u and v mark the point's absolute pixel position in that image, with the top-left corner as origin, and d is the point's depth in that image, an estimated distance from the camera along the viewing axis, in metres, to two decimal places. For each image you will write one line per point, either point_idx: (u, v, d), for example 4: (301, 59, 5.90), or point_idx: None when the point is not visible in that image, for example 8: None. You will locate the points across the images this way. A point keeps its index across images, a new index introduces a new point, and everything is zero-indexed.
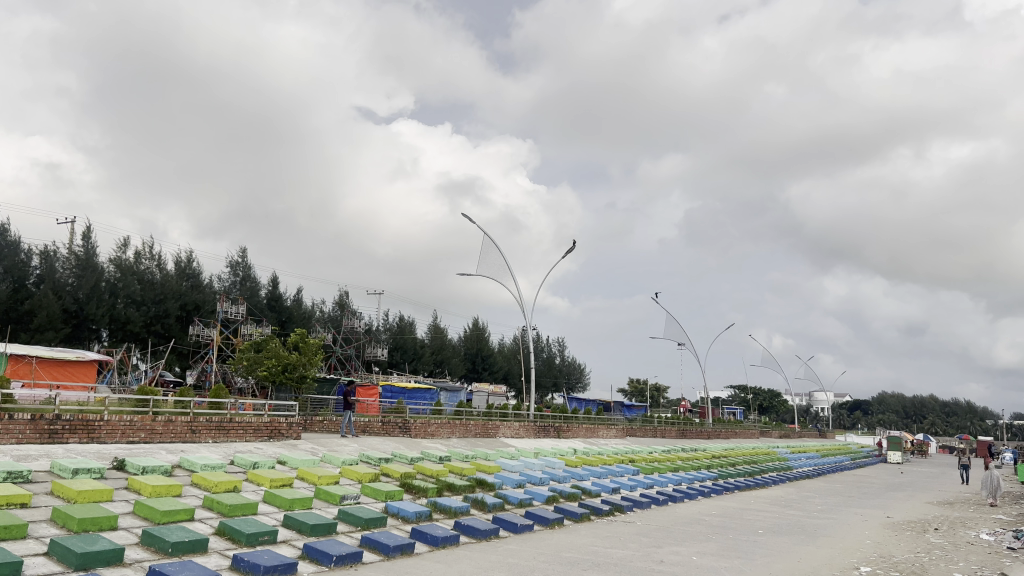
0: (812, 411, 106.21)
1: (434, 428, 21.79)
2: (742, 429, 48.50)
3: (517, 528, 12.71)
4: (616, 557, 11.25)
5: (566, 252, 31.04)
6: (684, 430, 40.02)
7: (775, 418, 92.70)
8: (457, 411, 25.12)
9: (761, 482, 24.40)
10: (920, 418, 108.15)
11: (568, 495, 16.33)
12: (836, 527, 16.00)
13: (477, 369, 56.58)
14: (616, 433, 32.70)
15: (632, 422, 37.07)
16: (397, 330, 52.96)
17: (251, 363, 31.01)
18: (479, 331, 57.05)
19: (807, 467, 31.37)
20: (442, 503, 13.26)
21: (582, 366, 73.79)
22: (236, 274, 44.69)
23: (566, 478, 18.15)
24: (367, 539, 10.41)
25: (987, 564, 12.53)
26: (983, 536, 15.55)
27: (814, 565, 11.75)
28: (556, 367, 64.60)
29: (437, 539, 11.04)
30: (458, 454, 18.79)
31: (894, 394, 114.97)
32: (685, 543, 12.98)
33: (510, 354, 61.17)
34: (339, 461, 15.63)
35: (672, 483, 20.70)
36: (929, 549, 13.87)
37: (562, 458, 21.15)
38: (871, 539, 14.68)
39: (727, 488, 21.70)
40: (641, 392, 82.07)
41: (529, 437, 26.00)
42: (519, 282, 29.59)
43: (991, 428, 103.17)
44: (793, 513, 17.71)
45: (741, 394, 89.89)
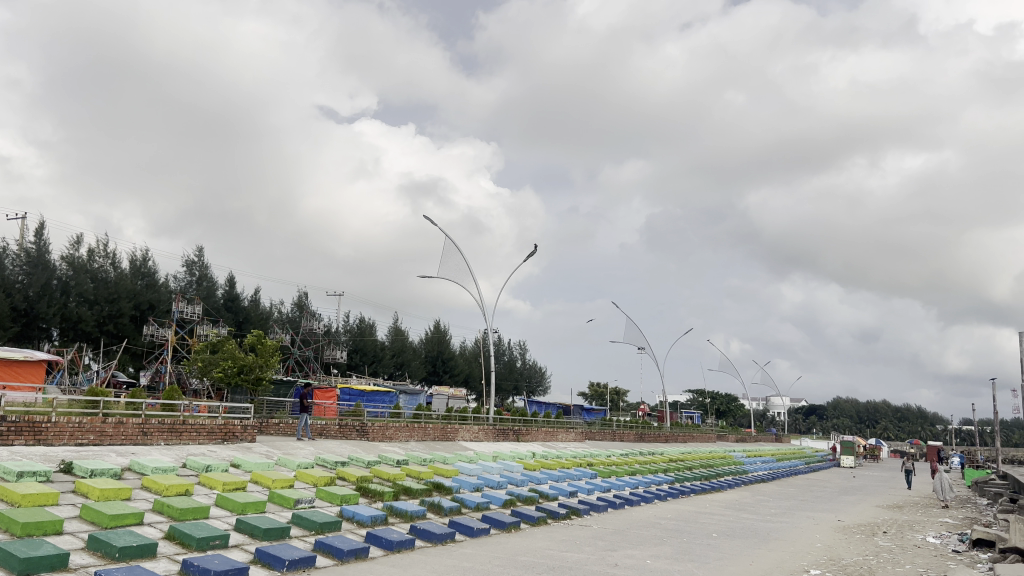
0: (768, 416, 107.86)
1: (392, 431, 21.63)
2: (699, 434, 49.01)
3: (472, 532, 12.66)
4: (571, 561, 11.28)
5: (528, 255, 31.20)
6: (642, 434, 40.33)
7: (732, 422, 93.97)
8: (416, 414, 24.99)
9: (717, 486, 24.66)
10: (873, 424, 110.53)
11: (526, 499, 16.33)
12: (787, 530, 16.24)
13: (437, 372, 56.43)
14: (575, 437, 32.81)
15: (591, 425, 37.24)
16: (357, 332, 52.56)
17: (206, 364, 30.51)
18: (440, 333, 56.91)
19: (762, 471, 31.81)
20: (398, 507, 13.17)
21: (543, 370, 74.02)
22: (192, 273, 43.88)
23: (524, 482, 18.14)
24: (320, 543, 10.30)
25: (933, 566, 12.82)
26: (928, 539, 15.91)
27: (766, 568, 11.91)
28: (518, 370, 64.77)
29: (392, 543, 10.97)
30: (415, 457, 18.68)
31: (848, 399, 117.14)
32: (640, 546, 13.08)
33: (471, 358, 61.09)
34: (294, 465, 15.44)
35: (629, 487, 20.83)
36: (877, 552, 14.15)
37: (521, 461, 21.17)
38: (822, 542, 14.94)
39: (683, 492, 21.88)
40: (602, 395, 82.72)
41: (489, 441, 25.91)
42: (480, 286, 29.77)
43: (941, 433, 105.72)
44: (746, 517, 17.92)
45: (700, 399, 90.94)
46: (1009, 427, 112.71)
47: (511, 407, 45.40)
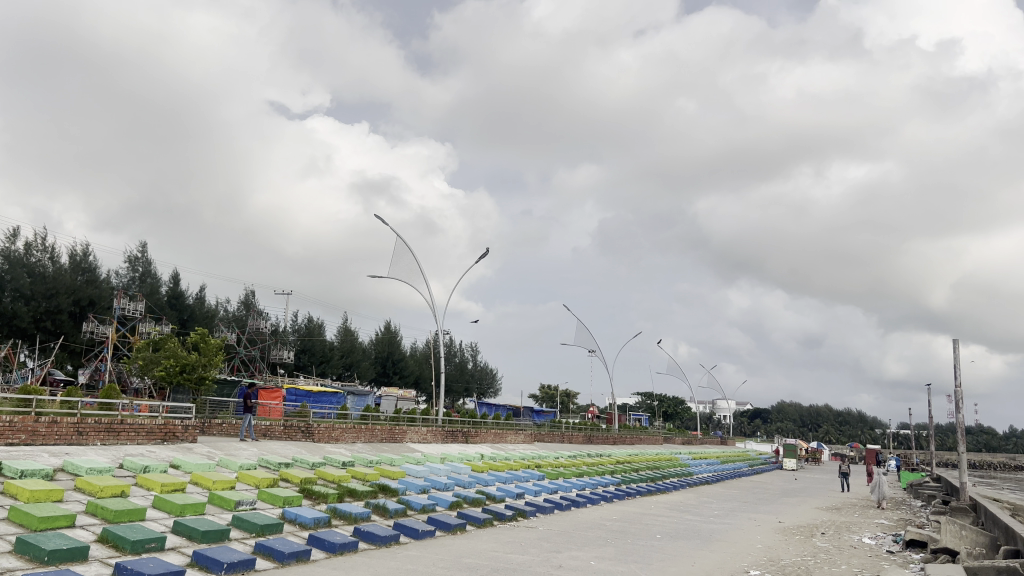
0: (714, 419, 109.56)
1: (339, 432, 21.42)
2: (646, 436, 49.55)
3: (417, 533, 12.58)
4: (516, 562, 11.30)
5: (480, 256, 31.23)
6: (590, 436, 40.61)
7: (679, 424, 95.24)
8: (363, 415, 24.80)
9: (662, 487, 24.97)
10: (815, 427, 113.18)
11: (473, 501, 16.33)
12: (729, 531, 16.53)
13: (387, 373, 56.04)
14: (524, 438, 32.88)
15: (540, 427, 37.38)
16: (305, 332, 51.90)
17: (148, 363, 29.81)
18: (390, 334, 56.54)
19: (707, 473, 32.32)
20: (342, 509, 13.01)
21: (494, 372, 74.07)
22: (135, 270, 42.80)
23: (472, 484, 18.15)
24: (260, 546, 10.11)
25: (869, 566, 13.18)
26: (864, 540, 16.35)
27: (707, 569, 12.08)
28: (468, 372, 64.72)
29: (334, 546, 10.82)
30: (362, 458, 18.54)
31: (792, 402, 119.66)
32: (585, 548, 13.18)
33: (421, 359, 60.81)
34: (236, 466, 15.19)
35: (576, 488, 21.00)
36: (815, 552, 14.50)
37: (469, 463, 21.17)
38: (762, 543, 15.23)
39: (629, 492, 22.13)
40: (552, 397, 83.20)
41: (437, 443, 25.77)
42: (431, 286, 29.65)
43: (879, 437, 108.71)
44: (690, 518, 18.18)
45: (647, 402, 91.96)
46: (942, 430, 116.50)
47: (459, 407, 49.99)
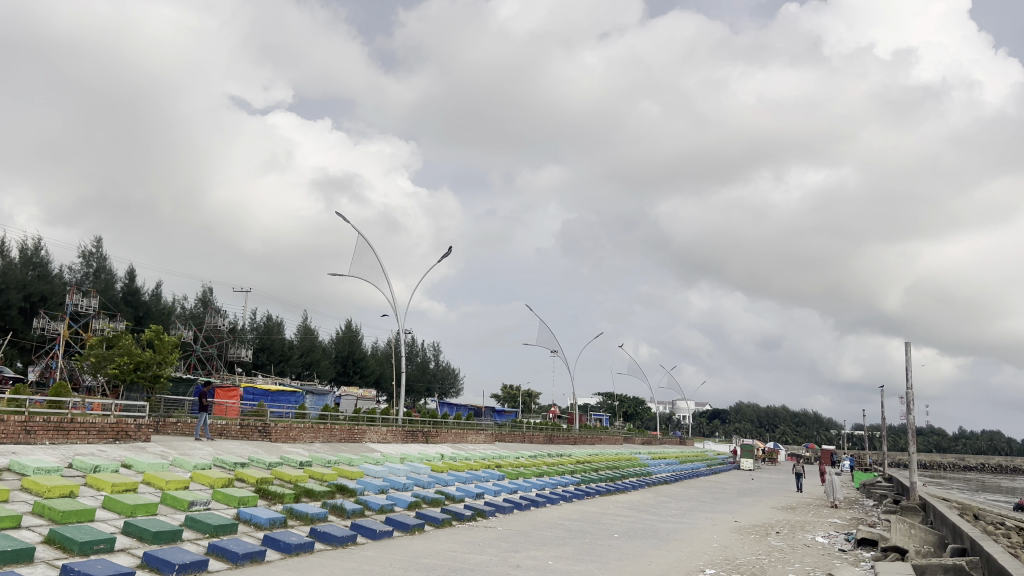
0: (674, 420, 110.69)
1: (296, 432, 21.18)
2: (607, 436, 49.83)
3: (374, 534, 12.48)
4: (473, 562, 11.27)
5: (443, 255, 31.07)
6: (551, 436, 40.75)
7: (640, 425, 96.06)
8: (322, 415, 24.59)
9: (621, 487, 25.14)
10: (772, 428, 114.98)
11: (432, 501, 16.26)
12: (686, 530, 16.67)
13: (347, 372, 55.58)
14: (485, 438, 32.83)
15: (501, 427, 37.37)
16: (264, 330, 51.32)
17: (100, 360, 29.23)
18: (351, 333, 56.15)
19: (666, 472, 32.60)
20: (298, 509, 12.86)
21: (456, 372, 73.94)
22: (89, 265, 41.94)
23: (431, 484, 18.05)
24: (214, 547, 9.95)
25: (820, 564, 13.39)
26: (817, 539, 16.60)
27: (663, 568, 12.15)
28: (430, 371, 64.55)
29: (290, 547, 10.68)
30: (319, 458, 18.33)
31: (750, 403, 121.29)
32: (542, 547, 13.18)
33: (382, 358, 60.47)
34: (190, 465, 14.93)
35: (536, 487, 21.02)
36: (769, 551, 14.70)
37: (428, 463, 21.05)
38: (718, 542, 15.38)
39: (589, 492, 22.22)
40: (514, 397, 83.28)
41: (397, 443, 25.59)
42: (392, 286, 29.05)
43: (834, 438, 110.76)
44: (647, 517, 18.30)
45: (608, 402, 92.64)
46: (894, 431, 119.10)
47: (419, 407, 49.74)
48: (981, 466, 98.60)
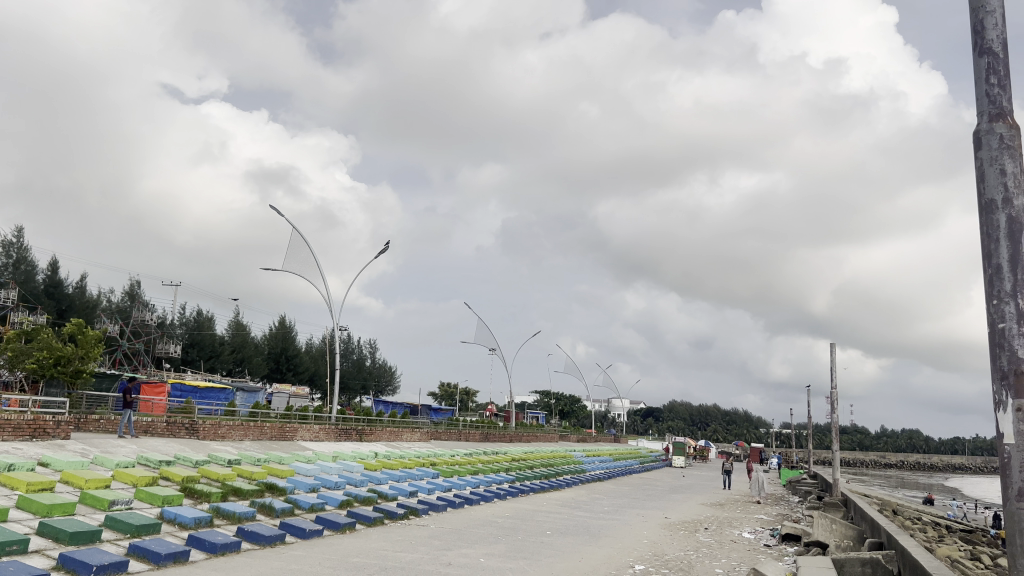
0: (610, 418, 112.11)
1: (225, 430, 20.72)
2: (542, 434, 50.14)
3: (304, 533, 12.29)
4: (405, 561, 11.20)
5: (380, 252, 30.77)
6: (487, 434, 40.77)
7: (577, 423, 96.93)
8: (252, 412, 24.11)
9: (555, 484, 25.27)
10: (704, 426, 117.46)
11: (364, 499, 16.08)
12: (617, 527, 16.87)
13: (280, 369, 54.64)
14: (420, 437, 32.64)
15: (436, 425, 37.20)
16: (193, 325, 50.01)
17: (18, 354, 28.12)
18: (285, 329, 55.21)
19: (599, 470, 32.94)
20: (225, 508, 12.56)
21: (393, 369, 73.39)
22: (8, 255, 40.23)
23: (363, 482, 17.84)
24: (134, 547, 9.66)
25: (745, 559, 13.73)
26: (743, 534, 16.99)
27: (593, 564, 12.25)
28: (366, 369, 63.91)
29: (215, 546, 10.43)
30: (248, 457, 17.94)
31: (683, 402, 123.65)
32: (474, 545, 13.18)
33: (317, 355, 59.56)
34: (112, 464, 14.45)
35: (470, 486, 20.97)
36: (697, 547, 15.01)
37: (361, 461, 20.82)
38: (648, 538, 15.62)
39: (523, 490, 22.28)
40: (451, 395, 83.10)
41: (330, 441, 25.26)
42: (328, 282, 28.88)
43: (763, 436, 113.78)
44: (580, 514, 18.48)
45: (545, 400, 93.26)
46: (821, 430, 122.92)
47: (355, 407, 43.65)
48: (898, 463, 102.55)
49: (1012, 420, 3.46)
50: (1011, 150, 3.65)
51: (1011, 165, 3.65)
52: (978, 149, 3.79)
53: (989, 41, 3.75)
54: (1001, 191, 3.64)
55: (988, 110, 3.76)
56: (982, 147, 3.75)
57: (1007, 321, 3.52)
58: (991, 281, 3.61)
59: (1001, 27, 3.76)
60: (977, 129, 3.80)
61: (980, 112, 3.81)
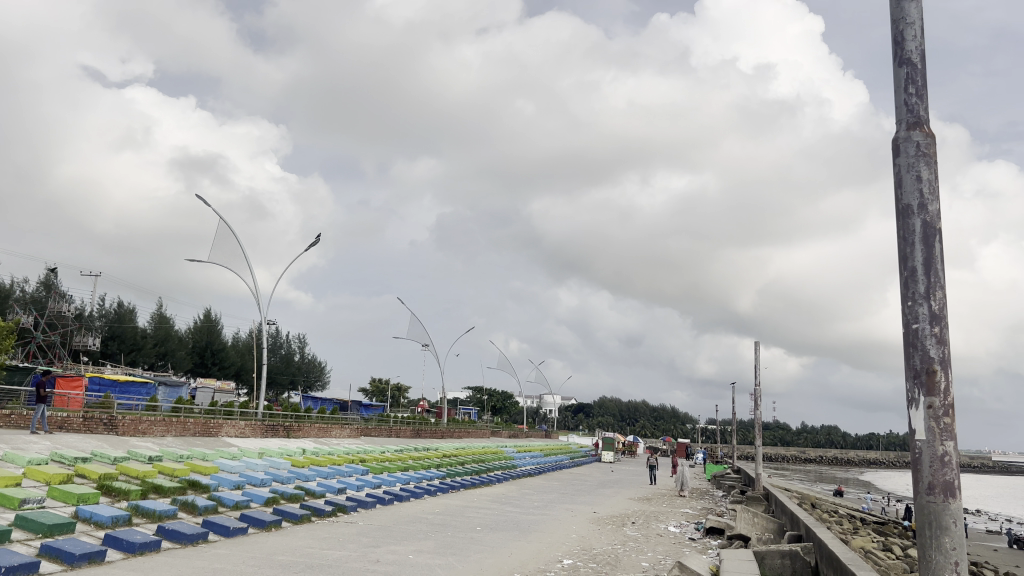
0: (541, 414, 112.97)
1: (146, 426, 20.08)
2: (474, 430, 50.15)
3: (228, 531, 12.00)
4: (332, 558, 11.05)
5: (309, 245, 30.11)
6: (419, 430, 40.56)
7: (508, 418, 97.25)
8: (175, 408, 23.38)
9: (486, 480, 25.28)
10: (633, 422, 119.50)
11: (291, 496, 15.76)
12: (546, 522, 16.98)
13: (205, 364, 53.29)
14: (350, 433, 32.23)
15: (367, 421, 36.80)
16: (114, 318, 48.25)
17: None
18: (210, 322, 53.79)
19: (529, 465, 33.11)
20: (144, 507, 12.16)
21: (322, 364, 72.33)
22: None
23: (290, 479, 17.51)
24: (46, 547, 9.27)
25: (671, 553, 14.01)
26: (669, 528, 17.34)
27: (522, 560, 12.30)
28: (295, 364, 62.87)
29: (133, 546, 10.07)
30: (170, 453, 17.41)
31: (612, 397, 125.39)
32: (403, 542, 13.08)
33: (243, 349, 58.26)
34: (24, 461, 13.82)
35: (400, 482, 20.80)
36: (625, 541, 15.23)
37: (288, 458, 20.44)
38: (576, 533, 15.79)
39: (453, 486, 22.19)
40: (382, 391, 82.47)
41: (256, 437, 24.73)
42: (256, 274, 28.09)
43: (689, 432, 116.36)
44: (510, 510, 18.54)
45: (477, 396, 93.28)
46: (745, 425, 126.42)
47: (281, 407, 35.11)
48: (818, 457, 106.27)
49: (923, 416, 3.60)
50: (926, 157, 3.80)
51: (926, 171, 3.79)
52: (895, 155, 3.92)
53: (908, 52, 3.90)
54: (918, 196, 3.77)
55: (906, 118, 3.89)
56: (901, 153, 3.89)
57: (921, 322, 3.66)
58: (906, 283, 3.75)
59: (920, 39, 3.91)
60: (895, 136, 3.93)
61: (898, 120, 3.95)
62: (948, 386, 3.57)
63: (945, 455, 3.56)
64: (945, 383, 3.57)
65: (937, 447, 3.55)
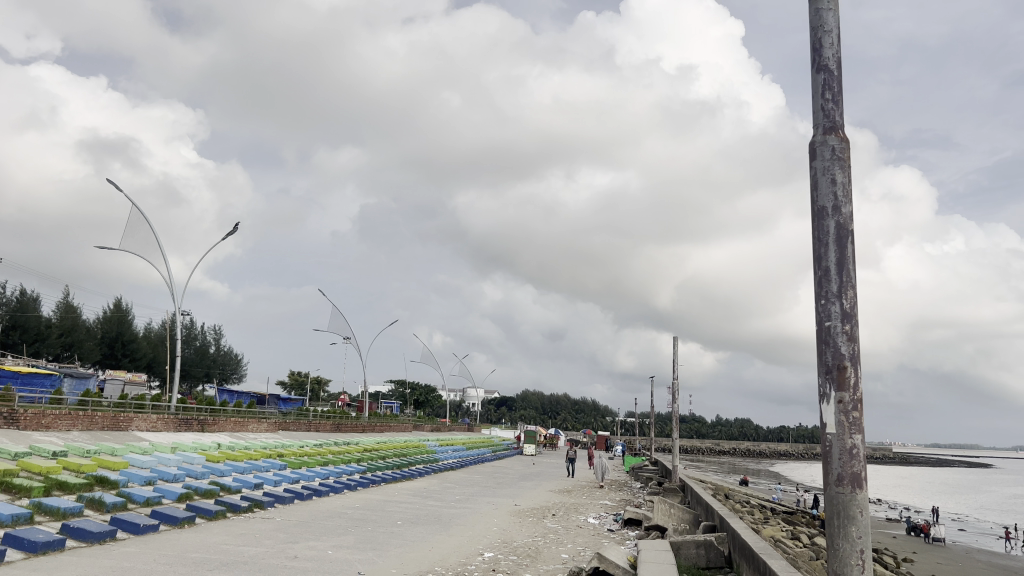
0: (463, 407, 113.06)
1: (50, 420, 19.19)
2: (396, 424, 49.82)
3: (138, 528, 11.57)
4: (248, 555, 10.78)
5: (227, 233, 29.16)
6: (339, 424, 40.04)
7: (432, 412, 96.86)
8: (81, 401, 22.42)
9: (407, 474, 25.13)
10: (554, 415, 120.87)
11: (205, 492, 15.32)
12: (467, 515, 16.98)
13: (115, 355, 51.29)
14: (267, 427, 31.55)
15: (285, 415, 36.08)
16: (17, 307, 45.84)
17: None
18: (121, 312, 51.72)
19: (451, 459, 33.08)
20: (48, 504, 11.63)
21: (239, 357, 70.57)
22: None
23: (204, 475, 17.02)
24: None
25: (590, 544, 14.24)
26: (589, 520, 17.59)
27: (444, 553, 12.27)
28: (210, 357, 61.20)
29: (35, 545, 9.62)
30: (76, 448, 16.66)
31: (535, 391, 126.56)
32: (322, 537, 12.87)
33: (155, 341, 56.31)
34: None
35: (319, 477, 20.45)
36: (545, 533, 15.40)
37: (203, 453, 19.84)
38: (498, 526, 15.84)
39: (373, 481, 21.95)
40: (302, 383, 81.11)
41: (168, 431, 23.93)
42: (169, 262, 27.06)
43: (610, 425, 118.35)
44: (431, 504, 18.49)
45: (399, 390, 92.66)
46: (662, 418, 129.35)
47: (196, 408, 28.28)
48: (732, 450, 109.42)
49: (834, 409, 3.74)
50: (841, 161, 3.93)
51: (840, 174, 3.93)
52: (812, 159, 4.05)
53: (825, 59, 4.03)
54: (832, 199, 3.91)
55: (823, 123, 4.02)
56: (816, 157, 4.02)
57: (833, 319, 3.80)
58: (819, 282, 3.88)
59: (836, 47, 4.04)
60: (811, 140, 4.07)
61: (815, 125, 4.08)
62: (856, 381, 3.72)
63: (854, 448, 3.69)
64: (855, 379, 3.71)
65: (846, 440, 3.68)
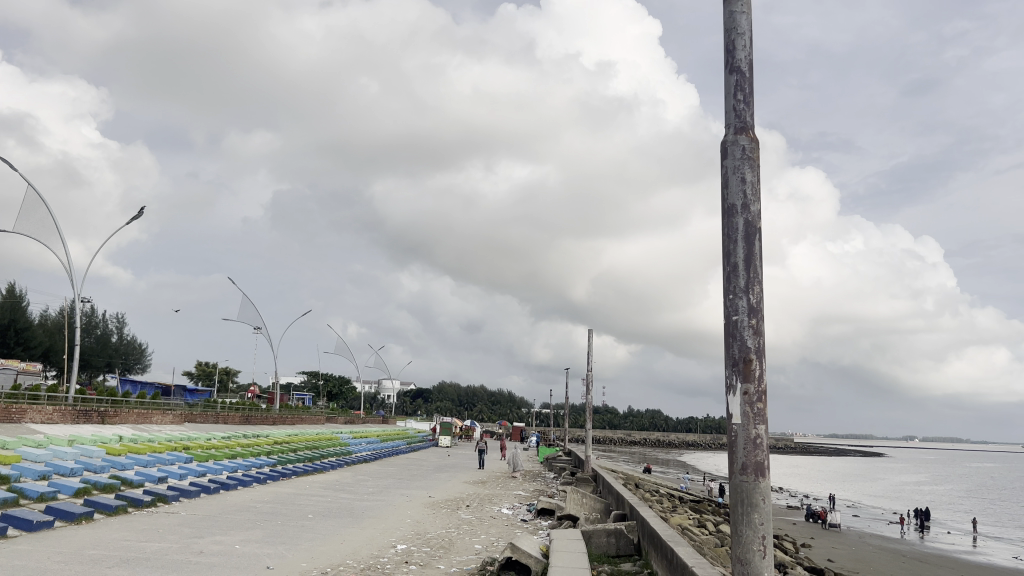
0: (378, 399, 111.92)
1: None
2: (308, 416, 48.93)
3: (31, 525, 11.01)
4: (150, 551, 10.40)
5: (131, 218, 27.96)
6: (249, 416, 39.05)
7: (346, 404, 95.49)
8: None
9: (319, 467, 24.70)
10: (470, 406, 121.06)
11: (104, 486, 14.69)
12: (379, 508, 16.80)
13: (7, 343, 48.60)
14: (172, 419, 30.48)
15: (191, 407, 34.95)
16: None
17: None
18: (14, 298, 49.11)
19: (365, 451, 32.70)
20: None
21: (143, 347, 67.95)
22: None
23: (104, 468, 16.31)
24: None
25: (503, 534, 14.33)
26: (502, 510, 17.71)
27: (356, 546, 12.11)
28: (112, 346, 58.80)
29: None
30: None
31: (451, 382, 126.59)
32: (230, 532, 12.54)
33: (52, 329, 53.70)
34: None
35: (226, 470, 19.88)
36: (458, 524, 15.38)
37: (103, 446, 19.03)
38: (411, 517, 15.76)
39: (283, 474, 21.48)
40: (209, 374, 78.65)
41: (65, 423, 22.87)
42: (67, 245, 25.76)
43: (525, 416, 119.34)
44: (343, 496, 18.24)
45: (312, 381, 90.87)
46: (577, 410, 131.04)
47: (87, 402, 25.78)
48: (644, 440, 111.85)
49: (739, 401, 3.86)
50: (749, 160, 4.05)
51: (750, 173, 4.05)
52: (724, 158, 4.16)
53: (738, 60, 4.15)
54: (741, 197, 4.02)
55: (734, 123, 4.14)
56: (727, 156, 4.13)
57: (740, 313, 3.91)
58: (728, 277, 3.99)
59: (748, 49, 4.17)
60: (723, 140, 4.17)
61: (726, 124, 4.19)
62: (762, 374, 3.85)
63: (757, 438, 3.83)
64: (760, 371, 3.84)
65: (750, 431, 3.81)
